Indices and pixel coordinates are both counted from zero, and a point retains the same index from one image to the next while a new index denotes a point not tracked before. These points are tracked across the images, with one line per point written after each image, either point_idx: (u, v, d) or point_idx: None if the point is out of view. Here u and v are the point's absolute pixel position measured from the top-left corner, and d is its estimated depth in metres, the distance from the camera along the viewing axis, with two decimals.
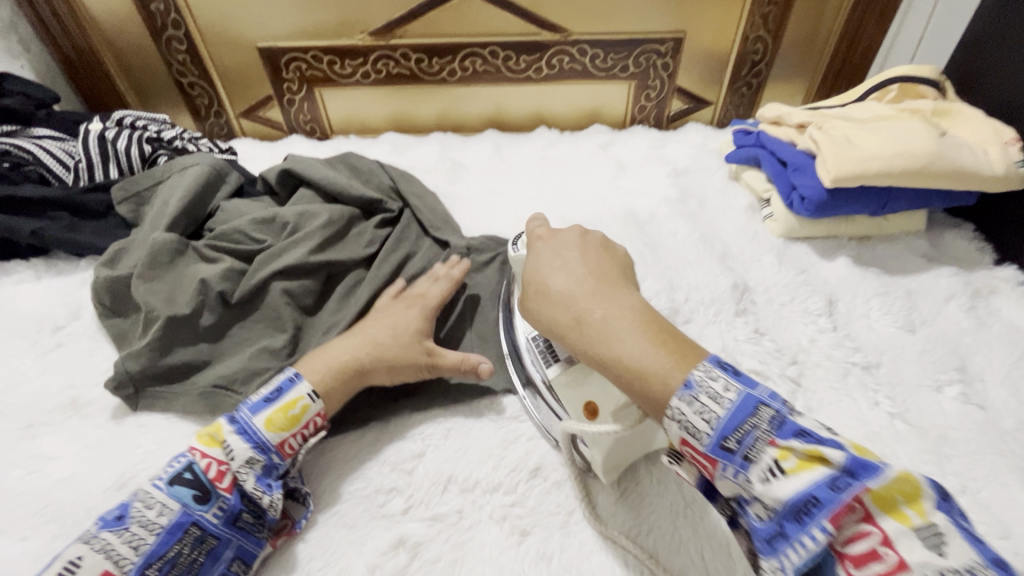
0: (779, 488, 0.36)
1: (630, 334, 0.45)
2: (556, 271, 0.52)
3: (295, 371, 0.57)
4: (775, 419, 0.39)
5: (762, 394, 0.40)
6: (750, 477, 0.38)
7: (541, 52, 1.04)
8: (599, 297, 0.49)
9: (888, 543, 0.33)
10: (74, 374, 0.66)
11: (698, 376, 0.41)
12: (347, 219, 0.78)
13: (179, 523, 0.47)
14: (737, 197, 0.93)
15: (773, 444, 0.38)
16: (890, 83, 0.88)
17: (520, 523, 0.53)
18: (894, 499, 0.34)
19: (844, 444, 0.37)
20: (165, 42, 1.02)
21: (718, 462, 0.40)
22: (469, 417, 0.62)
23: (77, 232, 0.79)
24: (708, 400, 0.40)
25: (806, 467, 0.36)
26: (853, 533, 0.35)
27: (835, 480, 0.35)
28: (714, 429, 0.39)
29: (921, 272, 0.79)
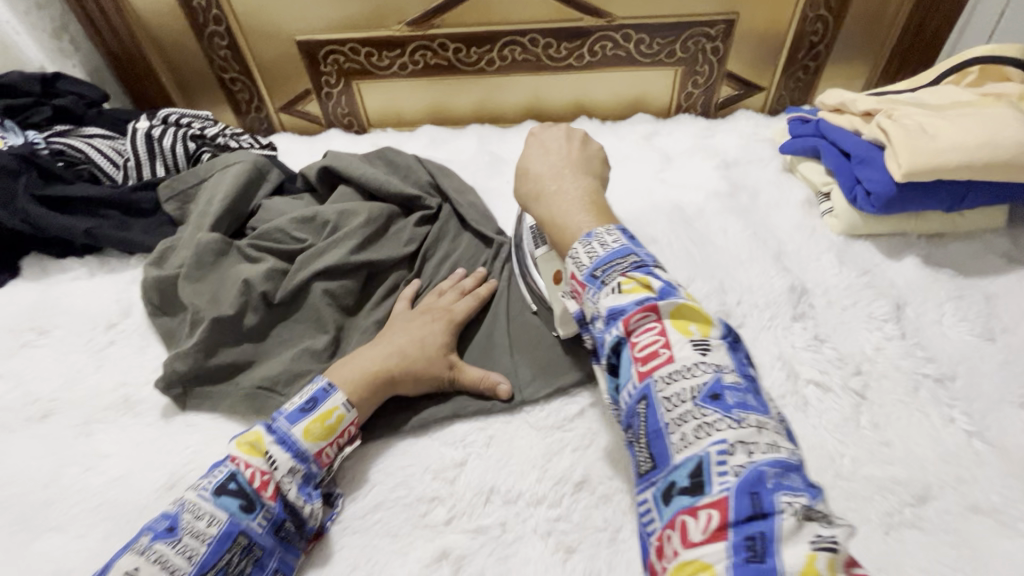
0: (610, 300, 0.45)
1: (574, 199, 0.54)
2: (536, 157, 0.58)
3: (328, 381, 0.58)
4: (636, 264, 0.46)
5: (639, 251, 0.48)
6: (600, 295, 0.45)
7: (583, 39, 1.00)
8: (561, 177, 0.56)
9: (669, 344, 0.42)
10: (126, 372, 0.68)
11: (599, 232, 0.50)
12: (387, 217, 0.76)
13: (229, 533, 0.48)
14: (793, 191, 0.87)
15: (623, 275, 0.45)
16: (969, 65, 0.80)
17: (566, 539, 0.51)
18: (687, 320, 0.43)
19: (675, 285, 0.45)
20: (207, 38, 1.03)
21: (586, 288, 0.47)
22: (511, 424, 0.60)
23: (127, 231, 0.81)
24: (596, 245, 0.48)
25: (636, 290, 0.44)
26: (647, 339, 0.42)
27: (648, 300, 0.43)
28: (591, 263, 0.47)
29: (1001, 274, 0.73)
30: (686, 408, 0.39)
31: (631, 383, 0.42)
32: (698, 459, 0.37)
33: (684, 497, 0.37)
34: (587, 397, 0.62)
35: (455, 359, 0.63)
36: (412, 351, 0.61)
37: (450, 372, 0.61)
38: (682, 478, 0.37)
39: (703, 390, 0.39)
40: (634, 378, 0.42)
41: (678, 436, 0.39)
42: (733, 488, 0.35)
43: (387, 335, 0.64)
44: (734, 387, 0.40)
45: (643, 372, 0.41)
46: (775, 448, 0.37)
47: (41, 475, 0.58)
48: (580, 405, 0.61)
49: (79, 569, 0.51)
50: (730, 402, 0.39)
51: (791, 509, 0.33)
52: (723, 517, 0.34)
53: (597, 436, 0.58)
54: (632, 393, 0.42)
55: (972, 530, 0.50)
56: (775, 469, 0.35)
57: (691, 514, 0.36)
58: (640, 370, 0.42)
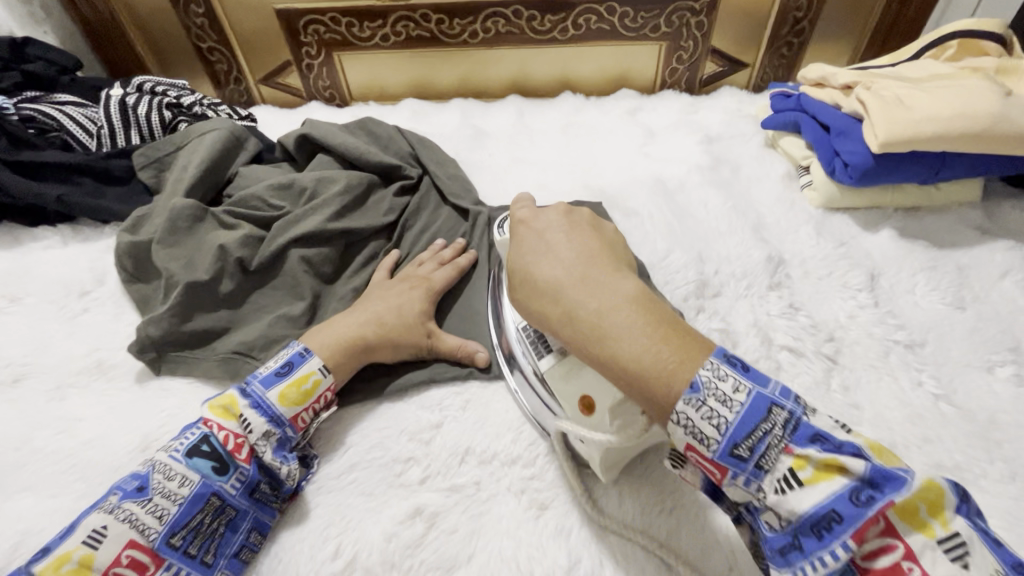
0: (797, 501, 0.35)
1: (628, 317, 0.39)
2: (540, 259, 0.45)
3: (304, 346, 0.58)
4: (790, 423, 0.36)
5: (781, 397, 0.37)
6: (764, 488, 0.36)
7: (567, 12, 0.99)
8: (590, 284, 0.42)
9: (912, 555, 0.32)
10: (100, 338, 0.67)
11: (704, 373, 0.37)
12: (366, 186, 0.76)
13: (201, 494, 0.48)
14: (773, 165, 0.88)
15: (789, 452, 0.36)
16: (949, 40, 0.80)
17: (539, 496, 0.52)
18: (914, 509, 0.33)
19: (864, 452, 0.35)
20: (183, 5, 1.00)
21: (729, 470, 0.37)
22: (488, 388, 0.61)
23: (101, 198, 0.79)
24: (717, 406, 0.36)
25: (825, 478, 0.35)
26: (876, 547, 0.33)
27: (852, 491, 0.34)
28: (726, 436, 0.36)
29: (973, 246, 0.74)
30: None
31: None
32: None
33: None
34: None
35: (432, 325, 0.63)
36: (388, 317, 0.61)
37: (427, 338, 0.62)
38: None
39: None
40: None
41: None
42: None
43: (365, 302, 0.64)
44: None
45: None
46: None
47: (12, 438, 0.57)
48: None
49: (49, 528, 0.50)
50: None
51: None
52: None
53: None
54: None
55: None
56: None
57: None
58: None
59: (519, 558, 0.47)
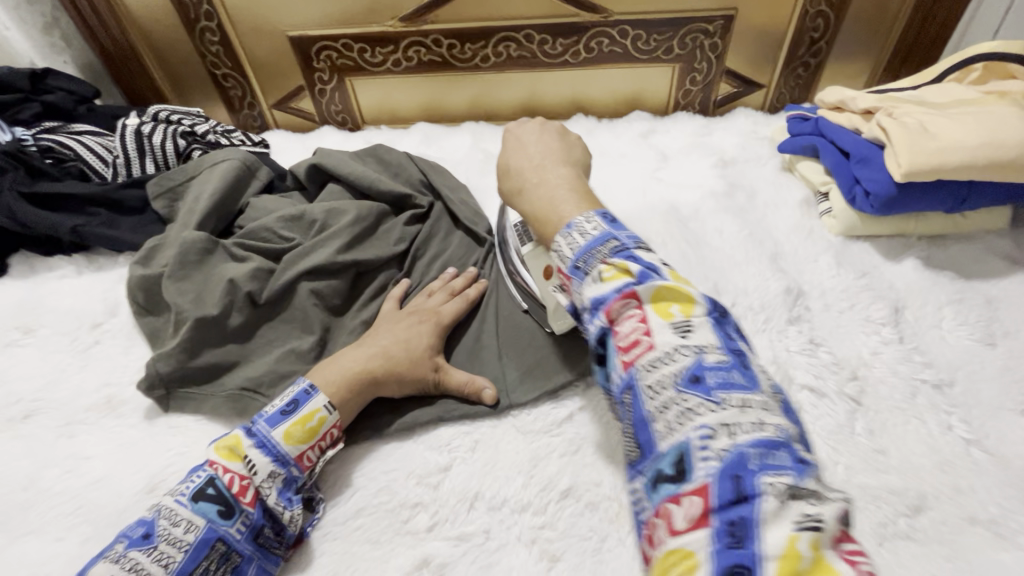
0: (592, 291, 0.42)
1: (561, 189, 0.54)
2: (515, 152, 0.59)
3: (310, 382, 0.57)
4: (617, 248, 0.44)
5: (620, 233, 0.45)
6: (582, 287, 0.44)
7: (578, 35, 0.98)
8: (541, 170, 0.56)
9: (650, 333, 0.39)
10: (111, 373, 0.67)
11: (579, 220, 0.47)
12: (376, 216, 0.75)
13: (206, 540, 0.47)
14: (791, 191, 0.86)
15: (603, 262, 0.43)
16: (973, 62, 0.78)
17: (550, 547, 0.50)
18: (668, 301, 0.40)
19: (657, 267, 0.42)
20: (199, 34, 1.02)
21: (570, 280, 0.45)
22: (497, 428, 0.59)
23: (115, 228, 0.80)
24: (576, 235, 0.46)
25: (617, 277, 0.42)
26: (629, 324, 0.40)
27: (628, 287, 0.41)
28: (572, 254, 0.45)
29: (1003, 277, 0.71)
30: (667, 395, 0.37)
31: (617, 374, 0.40)
32: (679, 449, 0.35)
33: (669, 484, 0.34)
34: (576, 401, 0.61)
35: (442, 363, 0.62)
36: (397, 354, 0.60)
37: (437, 377, 0.60)
38: (666, 467, 0.35)
39: (683, 375, 0.37)
40: (618, 366, 0.40)
41: (661, 423, 0.36)
42: (710, 471, 0.33)
43: (373, 338, 0.62)
44: (717, 366, 0.37)
45: (626, 361, 0.39)
46: (759, 427, 0.34)
47: (21, 477, 0.57)
48: (568, 410, 0.60)
49: (54, 574, 0.50)
50: (713, 385, 0.36)
51: (773, 491, 0.31)
52: (705, 503, 0.32)
53: (585, 441, 0.57)
54: (619, 382, 0.40)
55: (968, 543, 0.49)
56: (761, 450, 0.33)
57: (675, 501, 0.33)
58: (624, 359, 0.39)
59: None
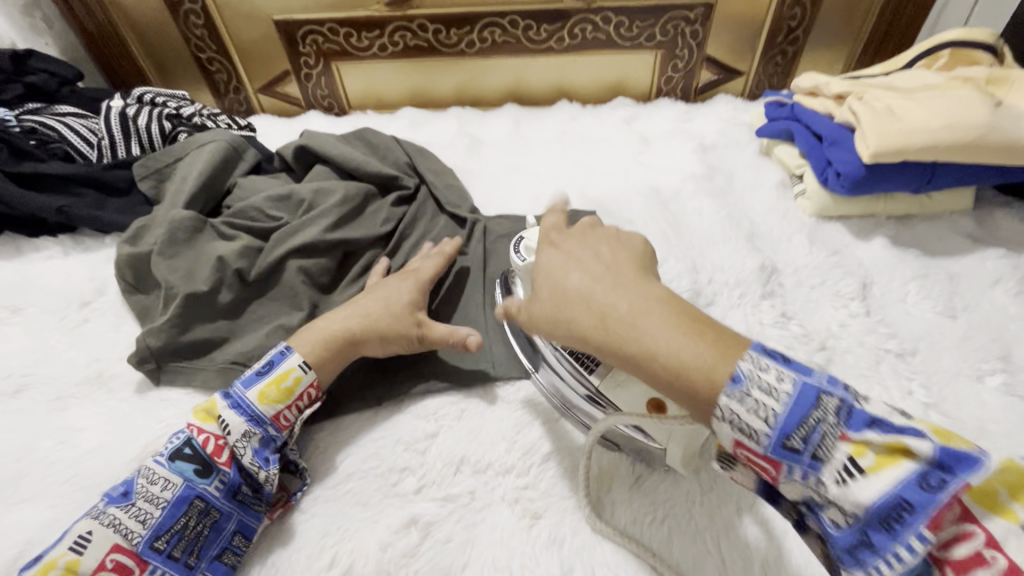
0: (861, 491, 0.33)
1: (655, 315, 0.41)
2: (571, 270, 0.47)
3: (285, 345, 0.58)
4: (842, 410, 0.35)
5: (829, 385, 0.36)
6: (825, 480, 0.34)
7: (563, 21, 1.00)
8: (619, 290, 0.44)
9: (995, 545, 0.30)
10: (101, 349, 0.68)
11: (746, 368, 0.37)
12: (363, 197, 0.77)
13: (183, 497, 0.49)
14: (768, 173, 0.88)
15: (846, 440, 0.34)
16: (940, 49, 0.82)
17: (532, 506, 0.52)
18: (992, 488, 0.31)
19: (925, 432, 0.33)
20: (183, 17, 1.01)
21: (783, 463, 0.36)
22: (484, 399, 0.61)
23: (102, 209, 0.80)
24: (761, 396, 0.36)
25: (888, 464, 0.33)
26: (953, 535, 0.31)
27: (920, 478, 0.32)
28: (775, 426, 0.35)
29: (965, 253, 0.75)
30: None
31: None
32: None
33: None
34: None
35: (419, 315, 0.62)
36: (378, 313, 0.61)
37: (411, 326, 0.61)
38: None
39: None
40: None
41: None
42: None
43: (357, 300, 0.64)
44: None
45: None
46: None
47: (14, 448, 0.58)
48: None
49: (50, 538, 0.51)
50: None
51: None
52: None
53: None
54: None
55: None
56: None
57: None
58: None
59: (511, 568, 0.48)
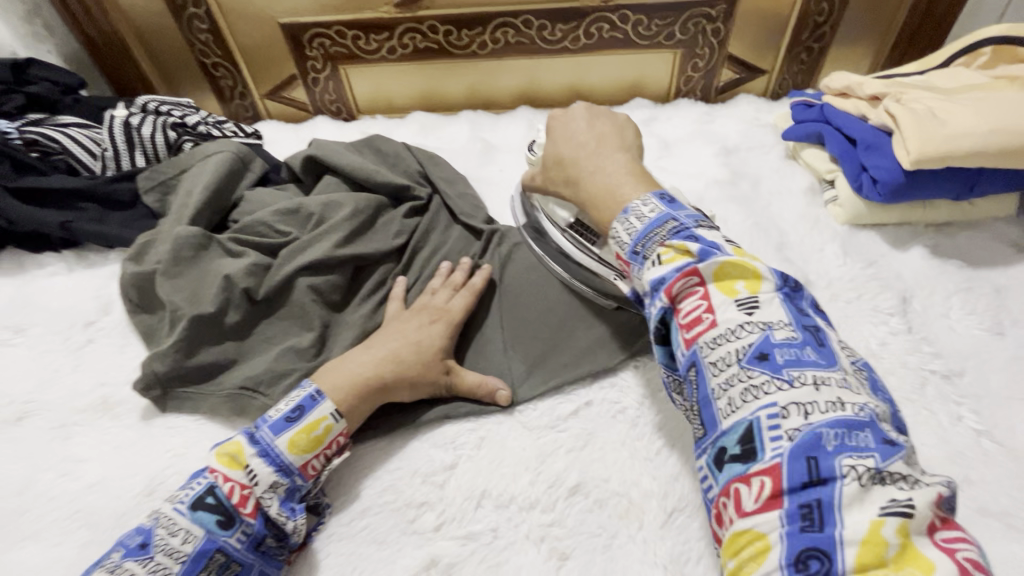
0: (651, 273, 0.45)
1: (613, 168, 0.57)
2: (567, 141, 0.61)
3: (316, 388, 0.55)
4: (675, 229, 0.47)
5: (679, 215, 0.48)
6: (642, 271, 0.47)
7: (578, 20, 0.96)
8: (596, 157, 0.59)
9: (712, 309, 0.42)
10: (106, 373, 0.65)
11: (636, 204, 0.51)
12: (375, 209, 0.73)
13: (205, 550, 0.46)
14: (795, 179, 0.84)
15: (663, 244, 0.46)
16: (982, 45, 0.77)
17: (560, 545, 0.49)
18: (731, 278, 0.43)
19: (719, 246, 0.45)
20: (187, 22, 0.98)
21: (631, 266, 0.48)
22: (504, 426, 0.58)
23: (105, 224, 0.78)
24: (634, 219, 0.49)
25: (676, 258, 0.45)
26: (691, 301, 0.43)
27: (686, 266, 0.44)
28: (631, 240, 0.48)
29: (1010, 265, 0.71)
30: (732, 371, 0.40)
31: (679, 350, 0.43)
32: (746, 424, 0.38)
33: (737, 464, 0.38)
34: (582, 395, 0.60)
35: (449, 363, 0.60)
36: (405, 358, 0.58)
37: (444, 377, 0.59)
38: (734, 448, 0.38)
39: (751, 351, 0.40)
40: (681, 344, 0.43)
41: (725, 402, 0.40)
42: (786, 455, 0.36)
43: (375, 342, 0.60)
44: (785, 343, 0.40)
45: (690, 338, 0.43)
46: (835, 406, 0.37)
47: (17, 480, 0.56)
48: (577, 402, 0.59)
49: None
50: (780, 360, 0.39)
51: (854, 476, 0.34)
52: (777, 482, 0.35)
53: (591, 437, 0.56)
54: (683, 360, 0.43)
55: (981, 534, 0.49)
56: (838, 430, 0.36)
57: (744, 481, 0.37)
58: (687, 336, 0.43)
59: None
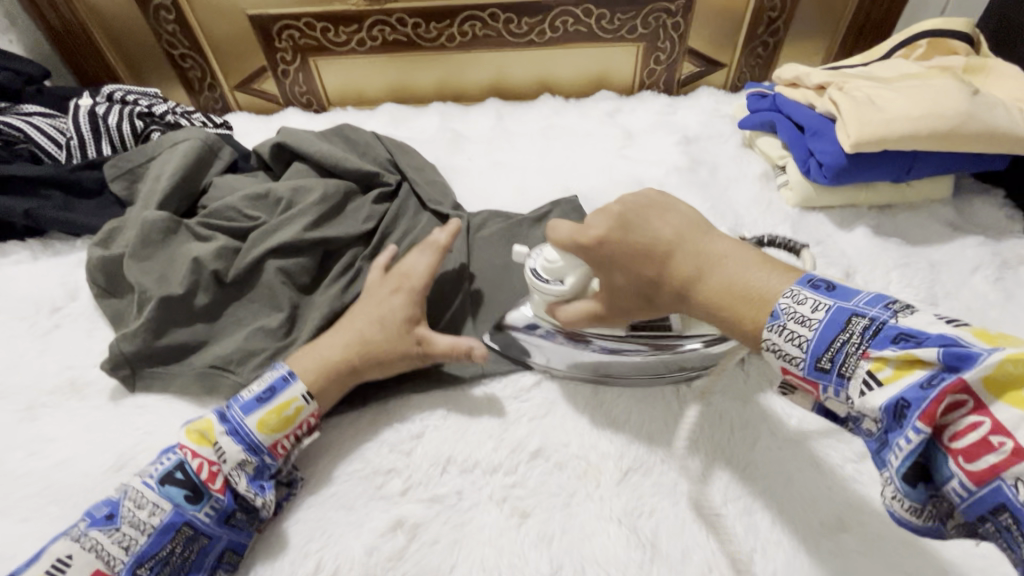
0: (877, 398, 0.34)
1: (730, 260, 0.46)
2: (647, 262, 0.49)
3: (288, 370, 0.56)
4: (869, 329, 0.36)
5: (862, 306, 0.37)
6: (848, 393, 0.36)
7: (544, 14, 0.99)
8: (697, 244, 0.48)
9: (1003, 431, 0.30)
10: (73, 356, 0.66)
11: (785, 302, 0.40)
12: (343, 194, 0.75)
13: (172, 523, 0.47)
14: (751, 165, 0.89)
15: (867, 356, 0.35)
16: (918, 39, 0.82)
17: (521, 504, 0.52)
18: (1014, 383, 0.31)
19: (960, 340, 0.33)
20: (153, 12, 0.99)
21: (818, 384, 0.38)
22: (469, 398, 0.60)
23: (72, 211, 0.78)
24: (795, 325, 0.39)
25: (906, 374, 0.33)
26: (963, 425, 0.31)
27: (932, 379, 0.32)
28: (807, 352, 0.38)
29: (946, 242, 0.75)
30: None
31: (960, 487, 0.32)
32: None
33: None
34: (546, 367, 0.62)
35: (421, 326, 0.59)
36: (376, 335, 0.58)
37: (416, 338, 0.58)
38: None
39: None
40: (962, 479, 0.31)
41: None
42: None
43: (347, 321, 0.61)
44: None
45: (977, 473, 0.31)
46: None
47: None
48: (540, 374, 0.62)
49: (20, 553, 0.49)
50: None
51: None
52: None
53: (553, 406, 0.59)
54: (972, 499, 0.31)
55: None
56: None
57: None
58: (970, 471, 0.31)
59: (500, 568, 0.48)
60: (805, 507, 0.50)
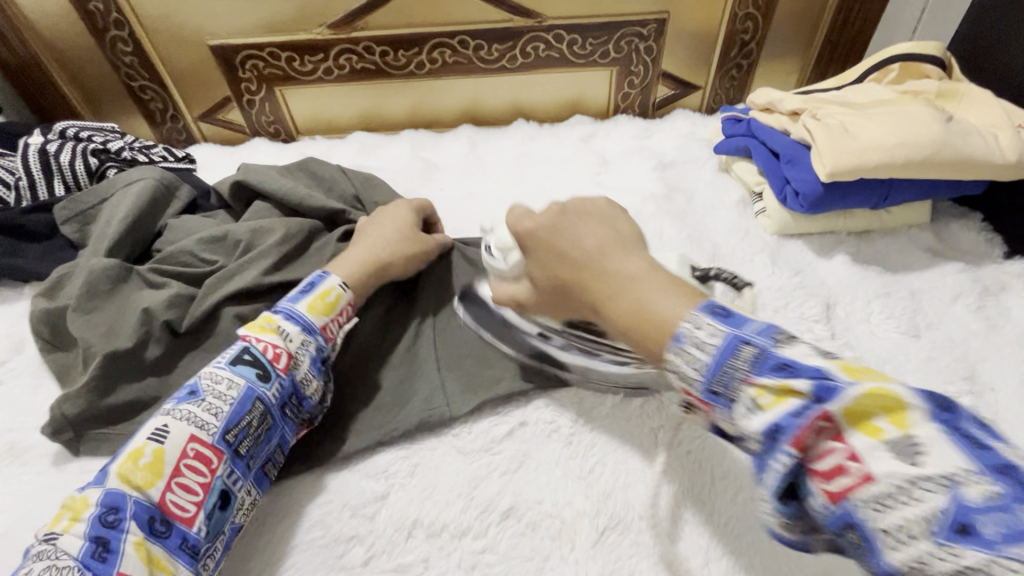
0: (754, 422, 0.33)
1: (641, 279, 0.43)
2: (566, 263, 0.48)
3: (324, 270, 0.61)
4: (757, 356, 0.34)
5: (750, 330, 0.36)
6: (734, 416, 0.35)
7: (514, 40, 0.97)
8: (614, 263, 0.45)
9: (857, 457, 0.30)
10: (16, 417, 0.61)
11: (686, 326, 0.37)
12: (307, 234, 0.71)
13: (247, 397, 0.49)
14: (727, 192, 0.87)
15: (750, 382, 0.34)
16: (890, 62, 0.81)
17: (491, 572, 0.49)
18: (869, 414, 0.30)
19: (827, 369, 0.32)
20: (110, 44, 0.95)
21: (711, 406, 0.36)
22: (437, 450, 0.57)
23: (19, 257, 0.74)
24: (692, 348, 0.36)
25: (780, 401, 0.32)
26: (822, 449, 0.31)
27: (802, 408, 0.31)
28: (700, 376, 0.36)
29: (926, 269, 0.74)
30: (917, 548, 0.27)
31: (820, 506, 0.31)
32: None
33: None
34: (518, 416, 0.59)
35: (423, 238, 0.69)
36: (385, 245, 0.66)
37: (424, 254, 0.68)
38: None
39: (938, 519, 0.26)
40: (822, 500, 0.31)
41: None
42: None
43: (361, 232, 0.67)
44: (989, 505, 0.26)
45: (832, 495, 0.30)
46: None
47: None
48: (513, 421, 0.59)
49: None
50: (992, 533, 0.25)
51: None
52: None
53: (527, 459, 0.56)
54: (829, 518, 0.31)
55: None
56: None
57: None
58: (828, 493, 0.30)
59: None
60: (790, 566, 0.48)
